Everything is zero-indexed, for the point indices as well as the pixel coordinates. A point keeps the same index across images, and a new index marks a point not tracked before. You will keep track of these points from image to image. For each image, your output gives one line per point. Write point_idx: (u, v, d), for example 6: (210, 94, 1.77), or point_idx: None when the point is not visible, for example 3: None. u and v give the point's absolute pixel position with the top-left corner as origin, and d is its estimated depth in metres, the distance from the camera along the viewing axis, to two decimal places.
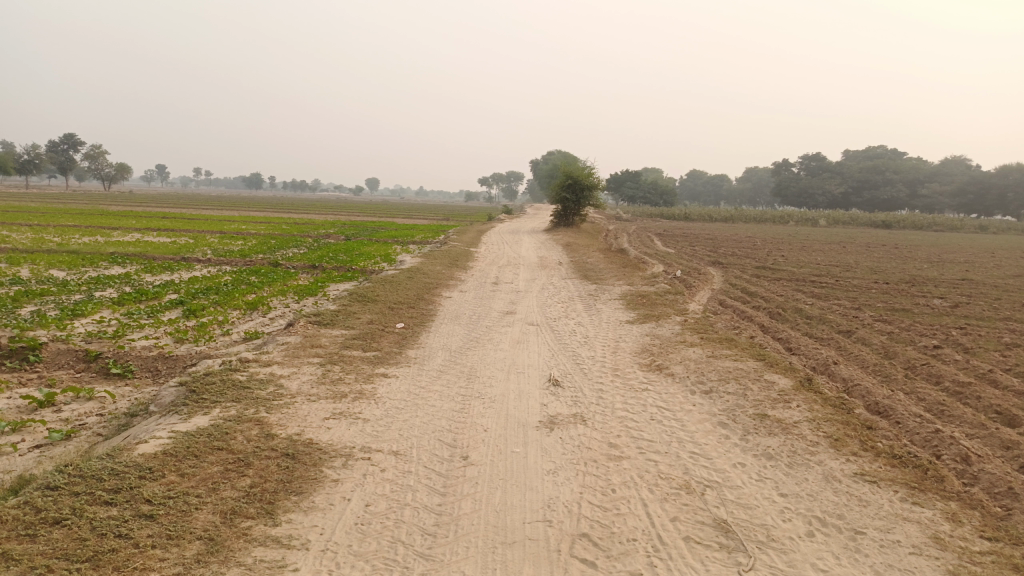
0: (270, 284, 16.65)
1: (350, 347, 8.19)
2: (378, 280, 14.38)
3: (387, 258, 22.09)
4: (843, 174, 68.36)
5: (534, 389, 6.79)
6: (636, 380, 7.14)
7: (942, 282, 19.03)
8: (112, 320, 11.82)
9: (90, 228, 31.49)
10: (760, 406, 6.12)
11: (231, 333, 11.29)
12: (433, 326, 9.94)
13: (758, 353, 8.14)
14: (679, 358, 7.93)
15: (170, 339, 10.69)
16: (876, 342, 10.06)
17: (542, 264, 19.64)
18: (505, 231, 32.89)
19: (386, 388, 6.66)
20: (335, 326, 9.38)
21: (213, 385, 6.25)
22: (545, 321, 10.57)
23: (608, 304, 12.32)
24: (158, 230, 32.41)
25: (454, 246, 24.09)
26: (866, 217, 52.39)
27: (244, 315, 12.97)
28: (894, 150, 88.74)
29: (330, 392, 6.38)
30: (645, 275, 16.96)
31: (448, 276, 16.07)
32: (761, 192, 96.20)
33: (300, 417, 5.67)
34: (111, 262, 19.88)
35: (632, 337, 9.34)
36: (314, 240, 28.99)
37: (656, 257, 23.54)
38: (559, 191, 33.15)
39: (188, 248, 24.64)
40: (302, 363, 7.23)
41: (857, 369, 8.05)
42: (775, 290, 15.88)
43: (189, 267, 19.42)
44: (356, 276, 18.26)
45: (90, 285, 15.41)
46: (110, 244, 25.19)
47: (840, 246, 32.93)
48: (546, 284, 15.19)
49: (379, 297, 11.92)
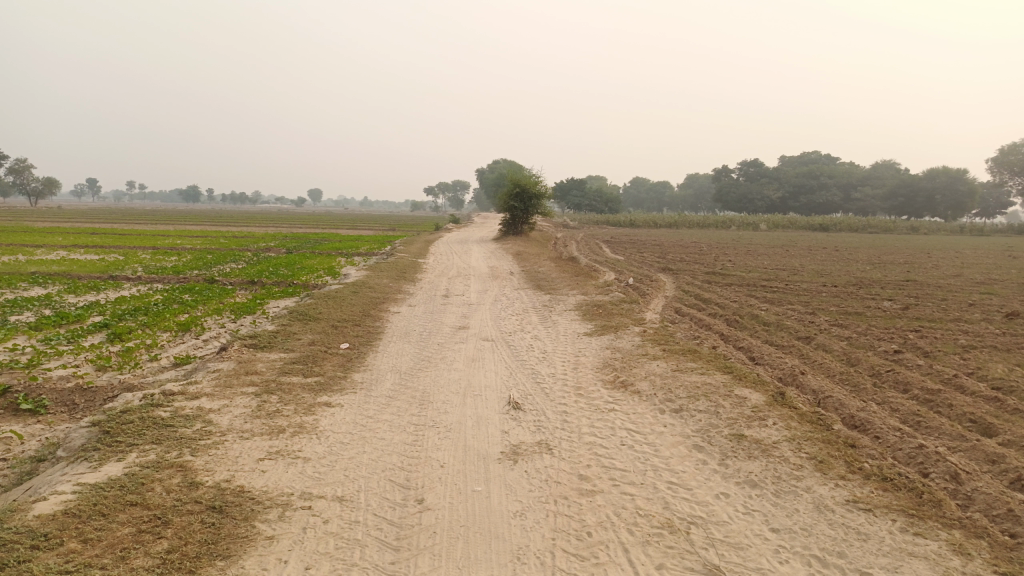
0: (205, 302, 15.72)
1: (289, 373, 7.51)
2: (321, 296, 13.65)
3: (330, 271, 21.28)
4: (780, 179, 70.10)
5: (492, 414, 6.26)
6: (601, 399, 6.68)
7: (887, 284, 19.25)
8: (26, 347, 10.82)
9: (9, 246, 29.68)
10: (735, 426, 5.72)
11: (160, 359, 10.42)
12: (380, 345, 9.31)
13: (724, 365, 7.78)
14: (643, 373, 7.51)
15: (90, 368, 9.79)
16: (837, 348, 9.86)
17: (492, 274, 19.14)
18: (453, 241, 32.30)
19: (329, 420, 6.03)
20: (273, 349, 8.66)
21: (130, 425, 5.52)
22: (500, 336, 10.04)
23: (564, 315, 11.87)
24: (86, 247, 30.71)
25: (401, 257, 23.43)
26: (804, 220, 53.64)
27: (176, 338, 12.08)
28: (828, 156, 91.53)
29: (265, 427, 5.73)
30: (598, 283, 16.62)
31: (395, 289, 15.41)
32: (703, 198, 97.94)
33: (231, 459, 5.01)
34: (32, 282, 18.54)
35: (591, 351, 8.89)
36: (254, 254, 27.85)
37: (607, 264, 23.32)
38: (506, 200, 32.78)
39: (117, 266, 23.33)
40: (235, 394, 6.54)
41: (825, 379, 7.76)
42: (728, 296, 15.73)
43: (117, 287, 18.26)
44: (298, 291, 17.44)
45: (5, 308, 14.23)
46: (32, 262, 23.61)
47: (783, 250, 33.39)
48: (498, 296, 14.70)
49: (321, 315, 11.22)
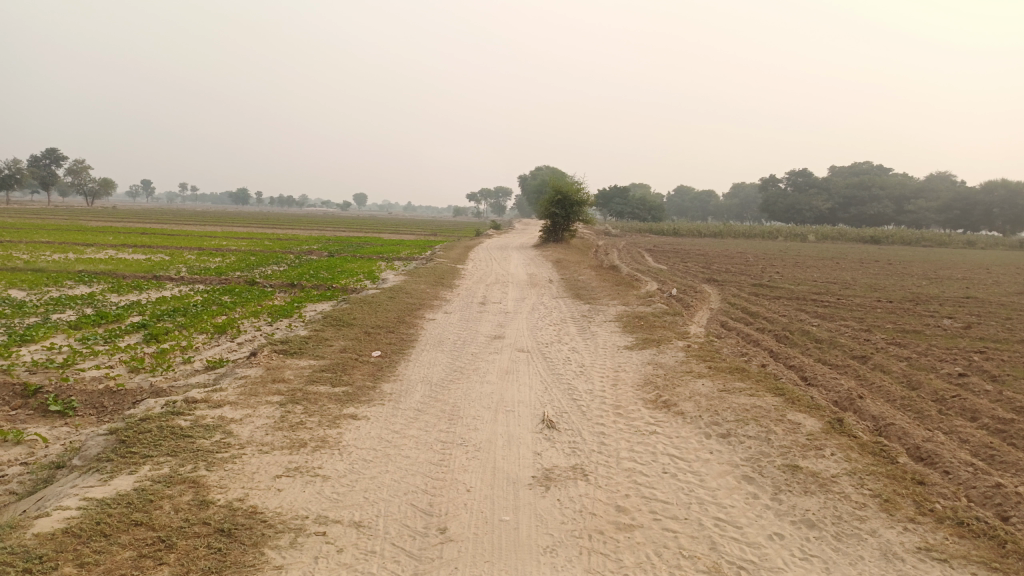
0: (242, 305, 15.70)
1: (316, 382, 7.26)
2: (357, 300, 13.47)
3: (369, 276, 21.17)
4: (830, 190, 68.32)
5: (525, 433, 5.89)
6: (642, 420, 6.26)
7: (947, 301, 18.33)
8: (63, 346, 10.83)
9: (61, 244, 30.42)
10: (788, 456, 5.26)
11: (193, 362, 10.30)
12: (413, 354, 9.03)
13: (774, 387, 7.28)
14: (687, 392, 7.06)
15: (123, 369, 9.71)
16: (897, 370, 9.24)
17: (531, 282, 18.79)
18: (493, 247, 32.03)
19: (353, 434, 5.74)
20: (303, 356, 8.44)
21: (148, 435, 5.30)
22: (536, 347, 9.67)
23: (604, 327, 11.44)
24: (134, 247, 31.25)
25: (440, 263, 23.25)
26: (855, 232, 52.09)
27: (211, 341, 12.01)
28: (880, 166, 89.15)
29: (286, 440, 5.46)
30: (640, 293, 16.13)
31: (432, 295, 15.16)
32: (748, 208, 96.10)
33: (246, 475, 4.75)
34: (78, 281, 18.80)
35: (632, 366, 8.45)
36: (296, 256, 27.96)
37: (649, 273, 22.77)
38: (548, 207, 32.44)
39: (161, 266, 23.62)
40: (259, 404, 6.30)
41: (885, 405, 7.20)
42: (777, 310, 15.09)
43: (159, 287, 18.41)
44: (336, 295, 17.34)
45: (49, 306, 14.40)
46: (81, 261, 24.05)
47: (832, 262, 32.34)
48: (537, 304, 14.35)
49: (355, 321, 11.00)
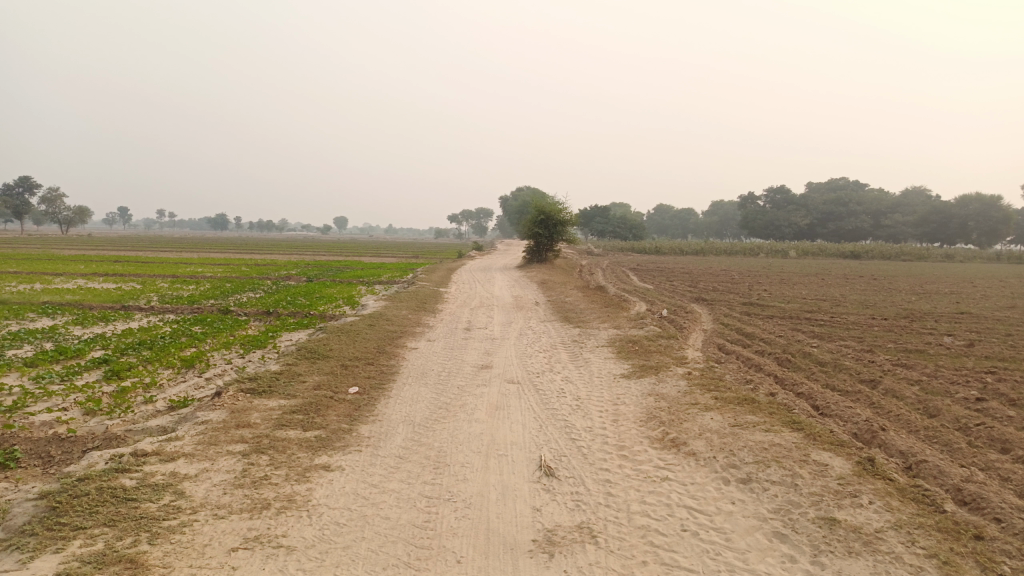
0: (214, 335, 14.88)
1: (286, 426, 6.53)
2: (334, 329, 12.73)
3: (349, 301, 20.43)
4: (808, 207, 68.56)
5: (521, 483, 5.21)
6: (651, 463, 5.61)
7: (941, 317, 17.89)
8: (14, 387, 9.96)
9: (29, 274, 29.40)
10: (822, 507, 4.63)
11: (155, 402, 9.50)
12: (394, 389, 8.31)
13: (789, 420, 6.66)
14: (697, 428, 6.43)
15: (77, 412, 8.88)
16: (911, 396, 8.66)
17: (517, 305, 18.16)
18: (475, 269, 31.29)
19: (325, 490, 5.03)
20: (273, 396, 7.69)
21: (83, 498, 4.56)
22: (526, 378, 9.00)
23: (597, 353, 10.80)
24: (106, 275, 30.22)
25: (422, 286, 22.55)
26: (834, 247, 52.06)
27: (177, 376, 11.20)
28: (856, 182, 89.90)
29: (247, 501, 4.74)
30: (630, 315, 15.54)
31: (414, 322, 14.45)
32: (728, 225, 96.33)
33: (196, 550, 4.02)
34: (41, 313, 17.86)
35: (632, 398, 7.81)
36: (274, 282, 27.10)
37: (637, 294, 22.22)
38: (531, 227, 31.93)
39: (132, 295, 22.72)
40: (219, 455, 5.58)
41: (910, 437, 6.60)
42: (772, 330, 14.54)
43: (127, 318, 17.53)
44: (313, 323, 16.57)
45: (5, 341, 13.51)
46: (47, 292, 23.06)
47: (818, 279, 31.98)
48: (524, 329, 13.70)
49: (331, 352, 10.27)
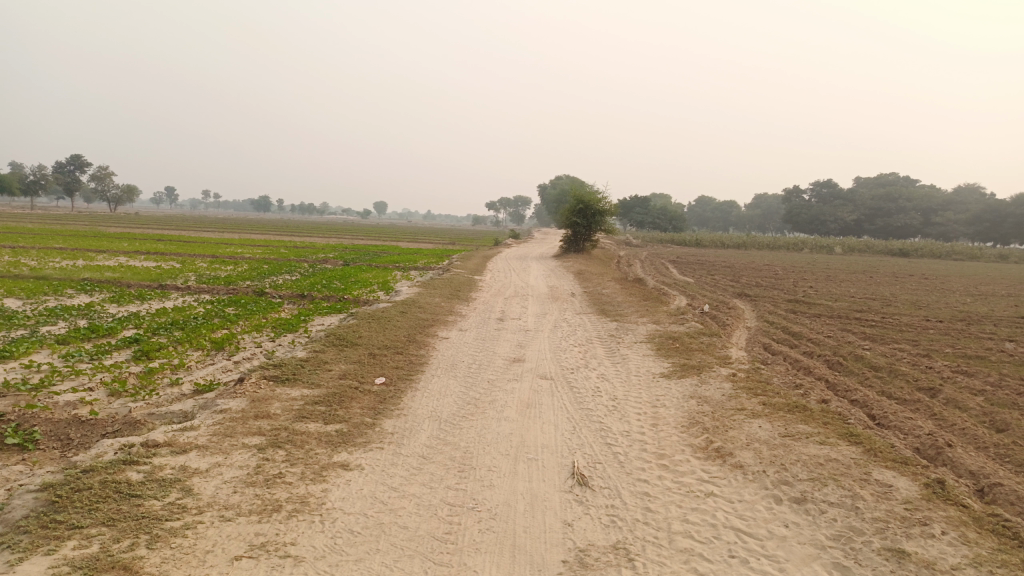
0: (246, 317, 14.74)
1: (306, 418, 6.23)
2: (365, 315, 12.46)
3: (383, 286, 20.21)
4: (855, 202, 66.59)
5: (552, 493, 4.81)
6: (694, 475, 5.16)
7: (999, 321, 16.95)
8: (42, 364, 9.86)
9: (73, 250, 29.80)
10: (889, 535, 4.14)
11: (180, 385, 9.31)
12: (421, 382, 7.96)
13: (846, 432, 6.13)
14: (745, 438, 5.95)
15: (102, 393, 8.72)
16: (975, 406, 8.03)
17: (553, 295, 17.73)
18: (511, 258, 30.92)
19: (341, 492, 4.69)
20: (296, 385, 7.40)
21: (85, 492, 4.28)
22: (560, 374, 8.58)
23: (635, 349, 10.32)
24: (146, 254, 30.46)
25: (457, 273, 22.21)
26: (882, 244, 50.40)
27: (205, 359, 11.05)
28: (906, 178, 87.14)
29: (257, 502, 4.42)
30: (670, 310, 14.99)
31: (447, 310, 14.11)
32: (771, 219, 94.21)
33: (196, 557, 3.70)
34: (79, 289, 17.97)
35: (673, 401, 7.34)
36: (310, 265, 27.04)
37: (676, 287, 21.62)
38: (569, 216, 31.42)
39: (169, 274, 22.84)
40: (234, 448, 5.29)
41: (980, 455, 6.02)
42: (820, 329, 13.87)
43: (163, 297, 17.52)
44: (345, 308, 16.36)
45: (40, 317, 13.53)
46: (88, 268, 23.30)
47: (865, 276, 30.84)
48: (559, 321, 13.27)
49: (360, 340, 9.97)
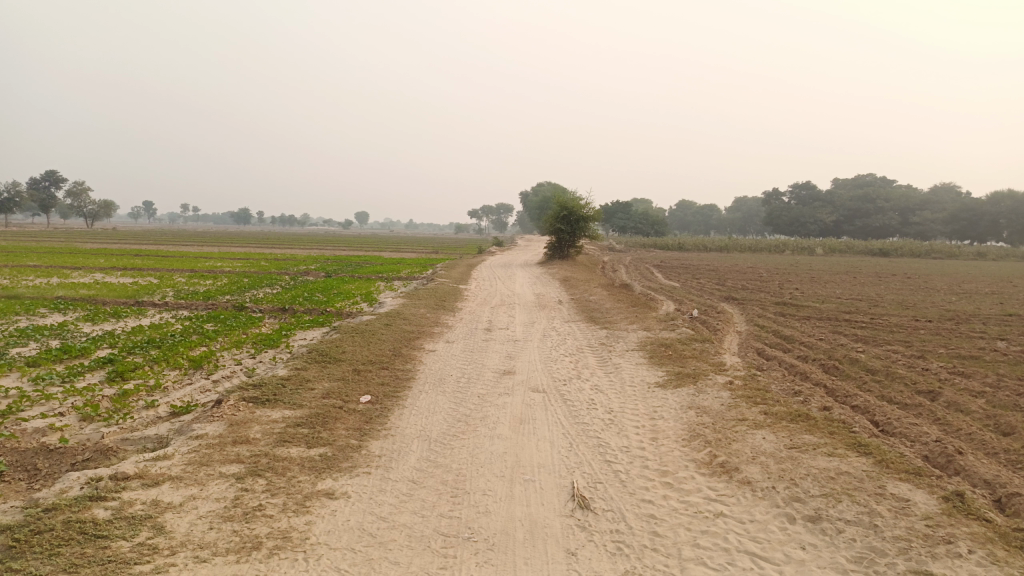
0: (226, 333, 14.32)
1: (288, 442, 5.90)
2: (349, 329, 12.10)
3: (367, 298, 19.83)
4: (835, 203, 67.03)
5: (552, 518, 4.52)
6: (701, 495, 4.89)
7: (987, 320, 16.89)
8: (11, 389, 9.41)
9: (48, 267, 29.07)
10: (913, 556, 3.89)
11: (157, 407, 8.90)
12: (408, 398, 7.64)
13: (853, 442, 5.89)
14: (750, 451, 5.69)
15: (73, 418, 8.29)
16: (977, 410, 7.83)
17: (539, 303, 17.44)
18: (495, 266, 30.58)
19: (326, 525, 4.36)
20: (277, 406, 7.05)
21: (45, 535, 3.92)
22: (552, 386, 8.29)
23: (627, 358, 10.06)
24: (124, 270, 29.87)
25: (442, 283, 21.88)
26: (862, 244, 50.67)
27: (183, 379, 10.65)
28: (884, 179, 87.95)
29: (235, 539, 4.09)
30: (659, 316, 14.76)
31: (433, 322, 13.78)
32: (752, 222, 94.65)
33: None
34: (52, 308, 17.44)
35: (671, 412, 7.08)
36: (291, 278, 26.57)
37: (663, 292, 21.43)
38: (552, 223, 31.22)
39: (147, 291, 22.29)
40: (210, 479, 4.95)
41: (992, 463, 5.80)
42: (811, 332, 13.69)
43: (140, 315, 17.03)
44: (328, 321, 15.98)
45: (11, 338, 13.04)
46: (63, 286, 22.70)
47: (849, 277, 30.84)
48: (548, 330, 12.98)
49: (344, 355, 9.63)
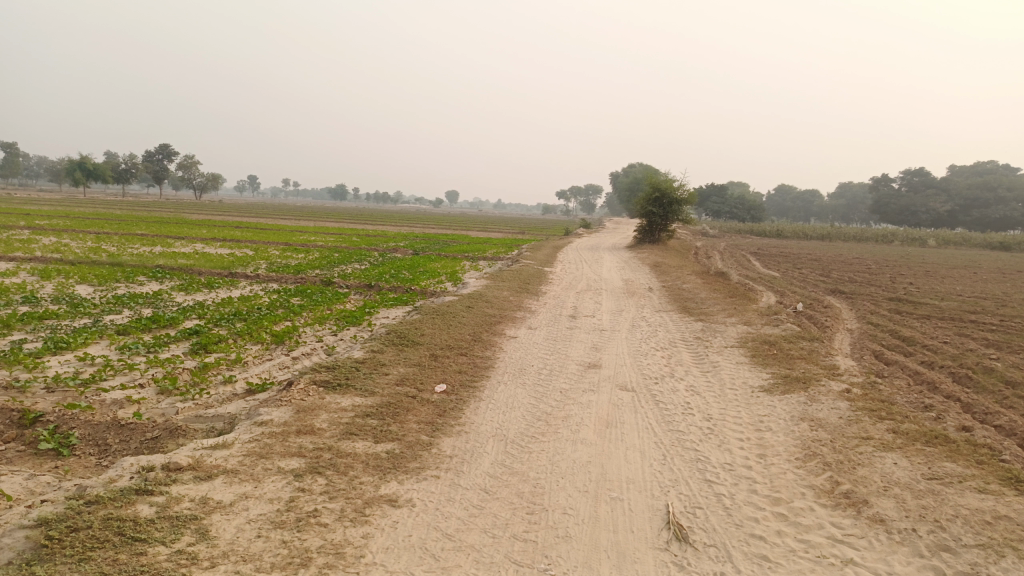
0: (310, 308, 14.23)
1: (355, 435, 5.46)
2: (430, 310, 11.68)
3: (451, 278, 19.48)
4: (950, 191, 62.19)
5: (642, 552, 3.85)
6: (825, 535, 4.10)
7: None
8: (97, 356, 9.46)
9: (154, 237, 30.27)
10: None
11: (233, 383, 8.71)
12: (487, 391, 7.09)
13: (1010, 475, 4.92)
14: (882, 481, 4.81)
15: (151, 390, 8.19)
16: None
17: (628, 290, 16.61)
18: (583, 248, 29.82)
19: (383, 541, 3.84)
20: (347, 393, 6.64)
21: (80, 534, 3.57)
22: (643, 384, 7.57)
23: (726, 356, 9.19)
24: (223, 241, 30.77)
25: (528, 265, 21.27)
26: (981, 236, 46.71)
27: (264, 353, 10.51)
28: (1006, 166, 81.09)
29: (282, 552, 3.63)
30: (760, 308, 13.68)
31: (515, 305, 13.20)
32: (856, 209, 89.45)
33: None
34: (150, 277, 17.92)
35: (781, 423, 6.23)
36: (380, 254, 26.66)
37: (762, 282, 20.13)
38: (644, 205, 30.07)
39: (241, 262, 22.77)
40: (267, 475, 4.54)
41: None
42: (932, 334, 12.31)
43: (231, 286, 17.26)
44: (411, 300, 15.68)
45: (107, 305, 13.35)
46: (164, 255, 23.45)
47: (969, 272, 28.29)
48: (638, 319, 12.19)
49: (423, 339, 9.20)
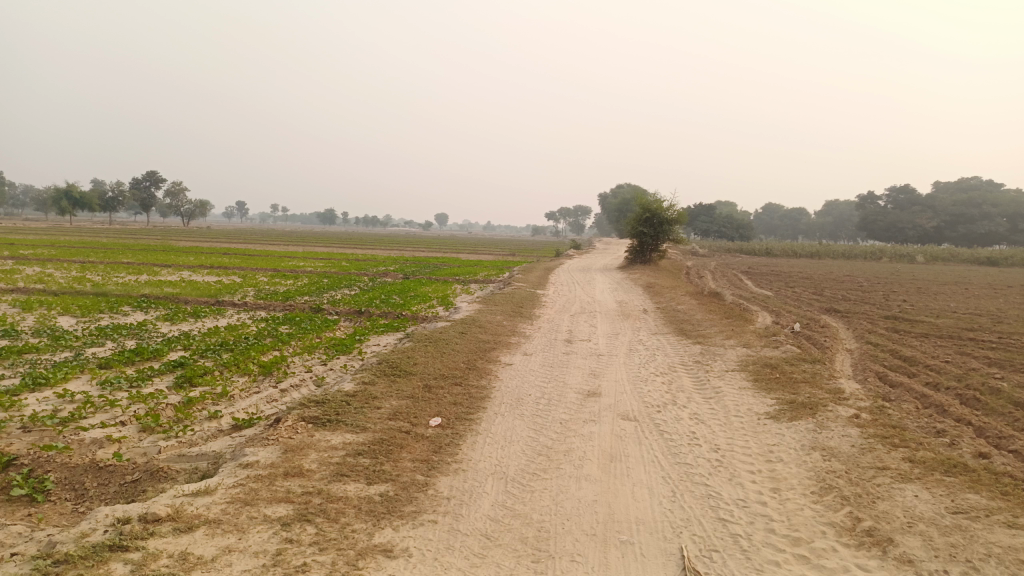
0: (299, 337, 13.89)
1: (346, 476, 5.15)
2: (422, 337, 11.38)
3: (442, 302, 19.17)
4: (935, 207, 62.63)
5: None
6: None
7: None
8: (77, 392, 9.09)
9: (140, 265, 29.82)
10: None
11: (219, 419, 8.36)
12: (483, 424, 6.80)
13: None
14: (905, 517, 4.55)
15: (133, 428, 7.83)
16: None
17: (623, 313, 16.38)
18: (575, 270, 29.59)
19: None
20: (338, 429, 6.34)
21: None
22: (646, 414, 7.29)
23: (728, 381, 8.94)
24: (210, 268, 30.37)
25: (520, 288, 21.00)
26: (968, 251, 46.92)
27: (251, 386, 10.17)
28: (989, 182, 81.89)
29: None
30: (757, 330, 13.46)
31: (509, 331, 12.92)
32: (843, 226, 89.97)
33: None
34: (135, 307, 17.53)
35: (793, 454, 5.96)
36: (370, 279, 26.33)
37: (756, 302, 19.94)
38: (634, 226, 29.96)
39: (229, 289, 22.39)
40: (251, 525, 4.23)
41: None
42: (932, 353, 12.12)
43: (218, 315, 16.89)
44: (402, 326, 15.37)
45: (89, 337, 12.97)
46: (150, 284, 23.03)
47: (960, 288, 28.27)
48: (635, 343, 11.94)
49: (415, 369, 8.90)
